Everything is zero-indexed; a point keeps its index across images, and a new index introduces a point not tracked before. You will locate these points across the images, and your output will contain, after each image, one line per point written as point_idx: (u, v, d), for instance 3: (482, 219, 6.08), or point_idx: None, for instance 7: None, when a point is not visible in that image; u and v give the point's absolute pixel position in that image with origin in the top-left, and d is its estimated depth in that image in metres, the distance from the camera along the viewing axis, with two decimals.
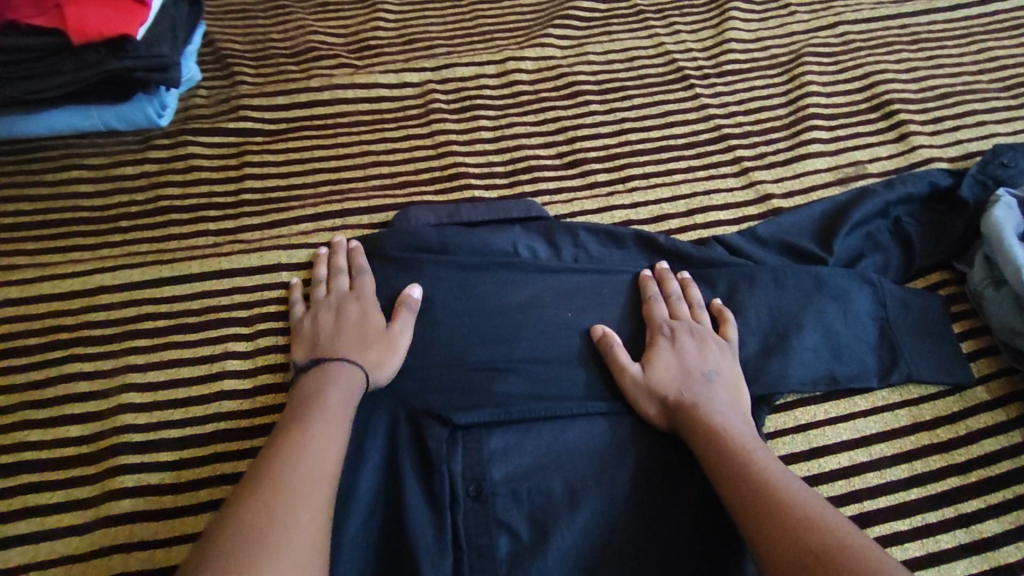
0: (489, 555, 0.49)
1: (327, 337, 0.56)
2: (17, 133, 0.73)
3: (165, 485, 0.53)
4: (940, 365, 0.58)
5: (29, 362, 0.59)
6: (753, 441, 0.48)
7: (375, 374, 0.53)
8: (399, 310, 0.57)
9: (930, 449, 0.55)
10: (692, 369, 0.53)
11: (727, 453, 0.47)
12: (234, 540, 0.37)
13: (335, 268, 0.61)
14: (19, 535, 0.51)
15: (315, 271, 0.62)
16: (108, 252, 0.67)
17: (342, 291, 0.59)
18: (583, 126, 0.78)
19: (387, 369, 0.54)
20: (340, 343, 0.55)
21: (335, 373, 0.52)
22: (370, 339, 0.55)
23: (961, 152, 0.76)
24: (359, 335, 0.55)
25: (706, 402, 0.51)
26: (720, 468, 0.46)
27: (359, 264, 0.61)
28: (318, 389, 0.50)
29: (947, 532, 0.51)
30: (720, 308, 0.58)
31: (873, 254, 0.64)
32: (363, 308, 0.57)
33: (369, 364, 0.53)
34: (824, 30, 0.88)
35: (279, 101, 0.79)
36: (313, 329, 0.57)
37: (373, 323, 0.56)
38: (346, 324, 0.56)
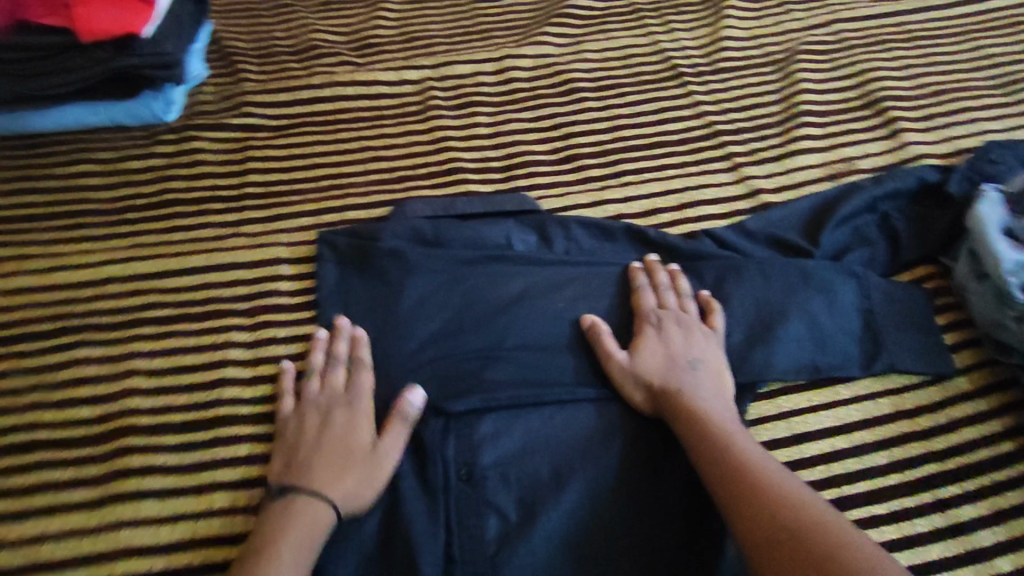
0: (479, 537, 0.50)
1: (309, 449, 0.52)
2: (29, 126, 0.76)
3: (167, 466, 0.55)
4: (922, 355, 0.60)
5: (40, 347, 0.61)
6: (735, 427, 0.50)
7: (350, 505, 0.49)
8: (390, 422, 0.53)
9: (910, 437, 0.57)
10: (678, 358, 0.55)
11: (709, 439, 0.48)
12: None
13: (333, 361, 0.57)
14: (30, 510, 0.53)
15: (313, 360, 0.58)
16: (116, 243, 0.69)
17: (335, 392, 0.55)
18: (578, 123, 0.80)
19: (365, 498, 0.50)
20: (320, 461, 0.51)
21: (308, 506, 0.48)
22: (351, 463, 0.51)
23: (952, 148, 0.77)
24: (343, 454, 0.51)
25: (690, 389, 0.52)
26: (702, 453, 0.48)
27: (359, 358, 0.57)
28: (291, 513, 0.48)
29: (924, 516, 0.53)
30: (707, 299, 0.60)
31: (860, 248, 0.66)
32: (353, 419, 0.53)
33: (345, 494, 0.49)
34: (819, 29, 0.89)
35: (282, 97, 0.81)
36: (296, 435, 0.53)
37: (360, 439, 0.52)
38: (330, 437, 0.52)
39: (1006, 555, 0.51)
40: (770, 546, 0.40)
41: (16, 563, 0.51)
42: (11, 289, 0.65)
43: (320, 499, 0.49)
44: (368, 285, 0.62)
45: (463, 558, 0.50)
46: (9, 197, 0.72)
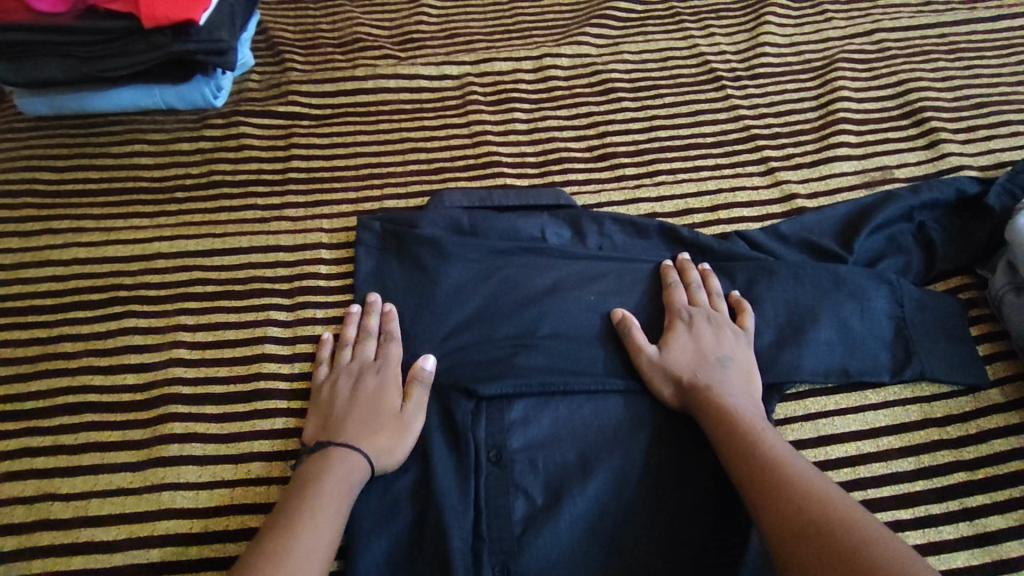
0: (506, 516, 0.52)
1: (342, 411, 0.55)
2: (88, 108, 0.79)
3: (209, 434, 0.58)
4: (955, 364, 0.59)
5: (92, 315, 0.64)
6: (763, 424, 0.50)
7: (383, 459, 0.52)
8: (413, 388, 0.56)
9: (939, 445, 0.56)
10: (707, 354, 0.56)
11: (736, 432, 0.49)
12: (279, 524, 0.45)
13: (364, 332, 0.60)
14: (78, 468, 0.56)
15: (347, 333, 0.61)
16: (165, 220, 0.72)
17: (366, 361, 0.58)
18: (614, 122, 0.81)
19: (393, 455, 0.52)
20: (353, 420, 0.54)
21: (340, 456, 0.51)
22: (380, 422, 0.53)
23: (992, 161, 0.76)
24: (372, 415, 0.54)
25: (718, 385, 0.53)
26: (729, 447, 0.48)
27: (390, 333, 0.60)
28: (325, 464, 0.50)
29: (950, 524, 0.53)
30: (738, 299, 0.60)
31: (894, 254, 0.66)
32: (381, 384, 0.56)
33: (377, 450, 0.52)
34: (859, 38, 0.89)
35: (327, 87, 0.83)
36: (329, 399, 0.56)
37: (388, 403, 0.55)
38: (361, 401, 0.55)
39: None
40: (796, 540, 0.40)
41: (65, 517, 0.54)
42: (66, 260, 0.68)
43: (351, 450, 0.51)
44: (405, 272, 0.64)
45: (491, 536, 0.51)
46: (66, 173, 0.76)
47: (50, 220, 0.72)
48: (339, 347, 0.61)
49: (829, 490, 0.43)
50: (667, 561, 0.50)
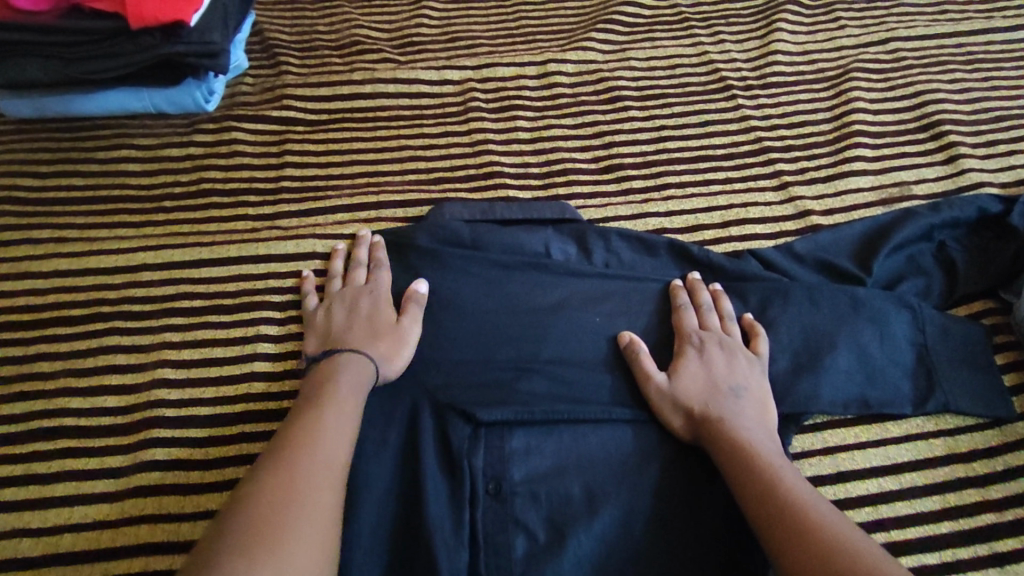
0: (506, 554, 0.49)
1: (337, 328, 0.57)
2: (74, 110, 0.75)
3: (192, 462, 0.55)
4: (979, 396, 0.56)
5: (72, 331, 0.61)
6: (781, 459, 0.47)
7: (384, 360, 0.53)
8: (407, 304, 0.58)
9: (964, 483, 0.53)
10: (720, 382, 0.53)
11: (753, 469, 0.46)
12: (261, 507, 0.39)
13: (354, 261, 0.63)
14: (54, 497, 0.53)
15: (335, 264, 0.63)
16: (151, 232, 0.68)
17: (358, 284, 0.61)
18: (620, 132, 0.78)
19: (394, 358, 0.54)
20: (350, 332, 0.56)
21: (343, 358, 0.53)
22: (377, 331, 0.55)
23: (1012, 177, 0.73)
24: (368, 326, 0.56)
25: (732, 417, 0.50)
26: (744, 483, 0.46)
27: (379, 259, 0.62)
28: (329, 368, 0.52)
29: (978, 569, 0.50)
30: (750, 323, 0.57)
31: (914, 277, 0.63)
32: (375, 300, 0.58)
33: (378, 353, 0.54)
34: (874, 46, 0.86)
35: (322, 92, 0.80)
36: (323, 320, 0.58)
37: (383, 316, 0.57)
38: (356, 317, 0.57)
39: None
40: None
41: (38, 551, 0.51)
42: (46, 272, 0.65)
43: (353, 352, 0.53)
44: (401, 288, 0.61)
45: (490, 575, 0.48)
46: (49, 179, 0.72)
47: (32, 229, 0.68)
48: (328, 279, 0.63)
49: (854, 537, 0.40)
50: None
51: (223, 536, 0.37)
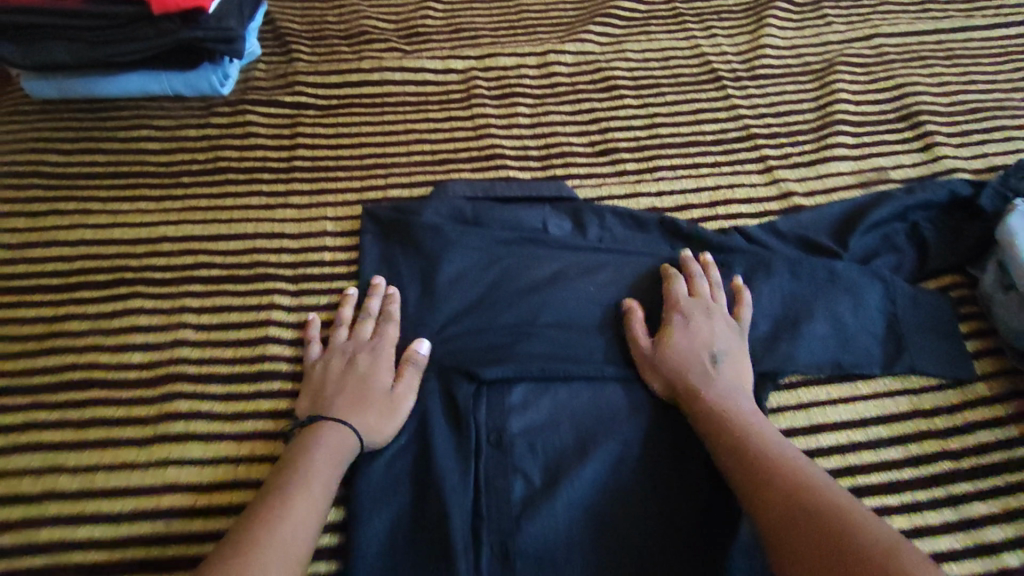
0: (506, 496, 0.53)
1: (333, 388, 0.56)
2: (96, 92, 0.79)
3: (214, 412, 0.57)
4: (943, 359, 0.61)
5: (97, 294, 0.64)
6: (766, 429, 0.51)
7: (372, 436, 0.53)
8: (404, 369, 0.57)
9: (926, 434, 0.58)
10: (703, 351, 0.56)
11: (739, 441, 0.49)
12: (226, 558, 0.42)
13: (364, 311, 0.62)
14: (87, 441, 0.56)
15: (343, 313, 0.62)
16: (171, 205, 0.72)
17: (362, 340, 0.60)
18: (615, 118, 0.82)
19: (382, 433, 0.54)
20: (342, 398, 0.55)
21: (330, 430, 0.52)
22: (371, 401, 0.55)
23: (985, 165, 0.77)
24: (361, 393, 0.55)
25: (714, 385, 0.54)
26: (730, 453, 0.49)
27: (389, 313, 0.61)
28: (315, 442, 0.52)
29: (935, 510, 0.54)
30: (738, 286, 0.61)
31: (887, 253, 0.67)
32: (374, 363, 0.57)
33: (367, 427, 0.53)
34: (859, 42, 0.90)
35: (332, 79, 0.84)
36: (321, 377, 0.57)
37: (379, 382, 0.56)
38: (352, 380, 0.56)
39: (1014, 551, 0.52)
40: (795, 549, 0.40)
41: (77, 485, 0.53)
42: (72, 241, 0.69)
43: (341, 426, 0.53)
44: (409, 261, 0.65)
45: (491, 515, 0.52)
46: (74, 155, 0.76)
47: (58, 201, 0.72)
48: (334, 327, 0.62)
49: (838, 498, 0.43)
50: (660, 539, 0.51)
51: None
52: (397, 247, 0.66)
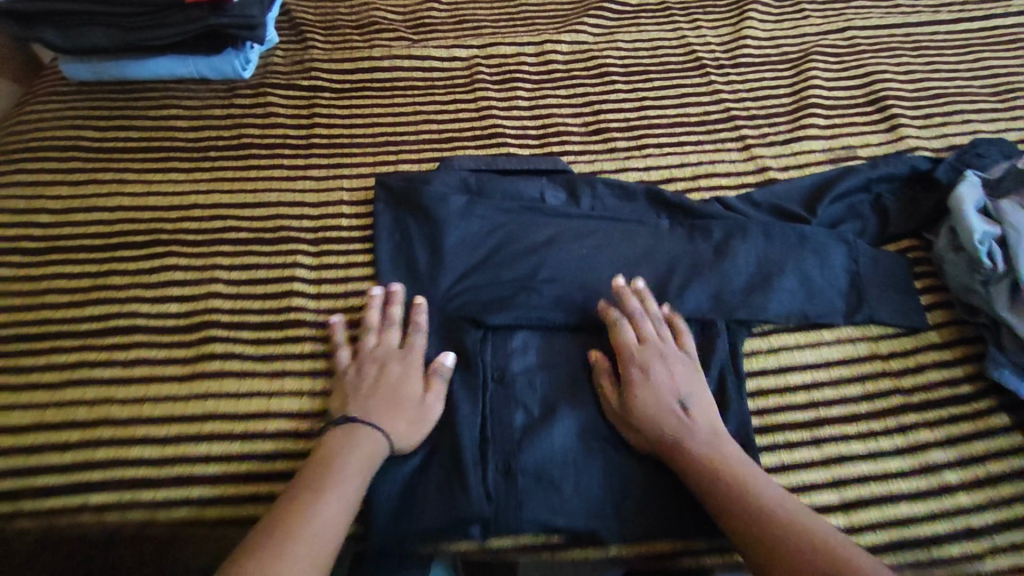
0: (508, 424, 0.61)
1: (367, 392, 0.59)
2: (128, 75, 0.86)
3: (246, 354, 0.64)
4: (899, 310, 0.68)
5: (137, 253, 0.71)
6: (739, 459, 0.54)
7: (403, 440, 0.57)
8: (434, 380, 0.61)
9: (881, 374, 0.65)
10: (670, 396, 0.58)
11: (721, 480, 0.53)
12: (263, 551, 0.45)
13: (390, 319, 0.64)
14: (135, 377, 0.62)
15: (369, 319, 0.64)
16: (200, 176, 0.78)
17: (391, 348, 0.63)
18: (608, 101, 0.89)
19: (412, 439, 0.57)
20: (377, 402, 0.58)
21: (364, 433, 0.55)
22: (404, 408, 0.58)
23: (944, 144, 0.83)
24: (395, 399, 0.58)
25: (683, 433, 0.56)
26: (711, 494, 0.52)
27: (417, 322, 0.64)
28: (346, 445, 0.54)
29: (888, 437, 0.61)
30: (672, 319, 0.64)
31: (852, 219, 0.74)
32: (405, 372, 0.61)
33: (398, 432, 0.57)
34: (833, 34, 0.97)
35: (346, 66, 0.91)
36: (354, 379, 0.60)
37: (410, 391, 0.60)
38: (384, 386, 0.59)
39: (956, 470, 0.59)
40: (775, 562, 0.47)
41: (126, 414, 0.60)
42: (111, 206, 0.75)
43: (376, 429, 0.56)
44: (418, 223, 0.71)
45: (497, 441, 0.60)
46: (108, 131, 0.82)
47: (96, 171, 0.78)
48: (360, 333, 0.65)
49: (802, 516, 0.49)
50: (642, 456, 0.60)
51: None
52: (406, 211, 0.72)
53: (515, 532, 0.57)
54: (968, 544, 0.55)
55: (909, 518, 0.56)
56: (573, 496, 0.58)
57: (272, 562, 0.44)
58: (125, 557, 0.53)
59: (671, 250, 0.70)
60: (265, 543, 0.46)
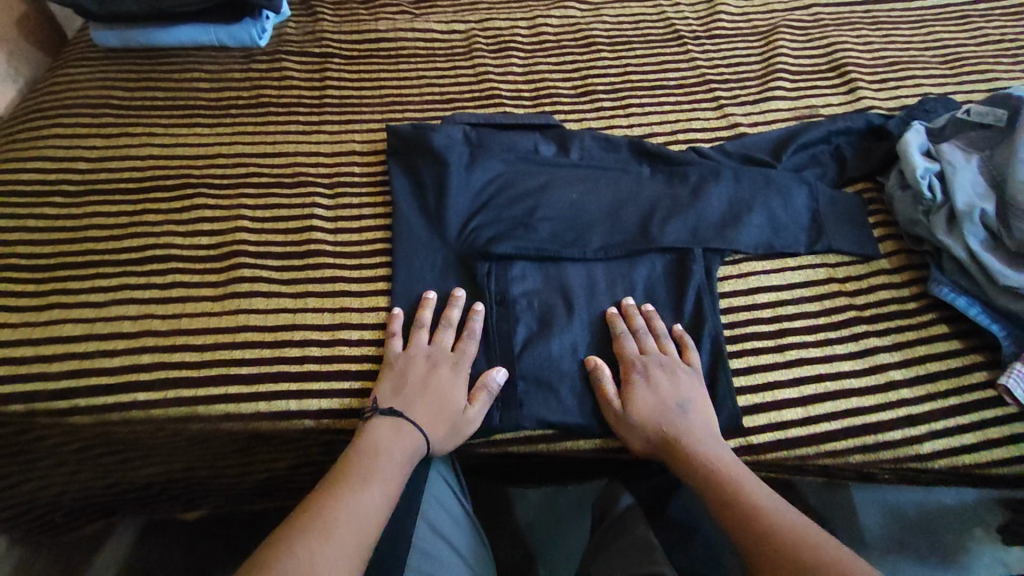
0: (511, 339, 0.68)
1: (415, 389, 0.62)
2: (154, 42, 0.94)
3: (271, 278, 0.71)
4: (855, 241, 0.76)
5: (170, 194, 0.78)
6: (733, 460, 0.59)
7: (440, 445, 0.60)
8: (479, 395, 0.63)
9: (838, 293, 0.73)
10: (669, 402, 0.62)
11: (717, 475, 0.56)
12: (309, 532, 0.48)
13: (447, 322, 0.67)
14: (173, 297, 0.69)
15: (425, 316, 0.68)
16: (223, 130, 0.86)
17: (444, 350, 0.66)
18: (594, 68, 0.97)
19: (446, 446, 0.61)
20: (422, 403, 0.61)
21: (409, 433, 0.58)
22: (446, 415, 0.61)
23: (898, 104, 0.92)
24: (440, 404, 0.61)
25: (684, 435, 0.60)
26: (704, 484, 0.57)
27: (471, 329, 0.67)
28: (391, 443, 0.58)
29: (842, 344, 0.69)
30: (681, 334, 0.68)
31: (813, 167, 0.83)
32: (453, 379, 0.64)
33: (436, 437, 0.60)
34: (799, 10, 1.07)
35: (354, 37, 0.99)
36: (404, 373, 0.64)
37: (457, 398, 0.62)
38: (432, 388, 0.62)
39: (900, 369, 0.68)
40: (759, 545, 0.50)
41: (167, 327, 0.67)
42: (143, 155, 0.82)
43: (417, 430, 0.59)
44: (425, 170, 0.78)
45: (500, 353, 0.67)
46: (136, 91, 0.90)
47: (127, 126, 0.86)
48: (415, 325, 0.67)
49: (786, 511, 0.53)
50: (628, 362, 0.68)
51: (274, 556, 0.46)
52: (413, 161, 0.79)
53: (517, 428, 0.64)
54: (910, 429, 0.64)
55: (859, 409, 0.65)
56: (570, 396, 0.65)
57: (317, 546, 0.47)
58: (207, 442, 0.66)
59: (654, 191, 0.78)
60: (312, 524, 0.49)
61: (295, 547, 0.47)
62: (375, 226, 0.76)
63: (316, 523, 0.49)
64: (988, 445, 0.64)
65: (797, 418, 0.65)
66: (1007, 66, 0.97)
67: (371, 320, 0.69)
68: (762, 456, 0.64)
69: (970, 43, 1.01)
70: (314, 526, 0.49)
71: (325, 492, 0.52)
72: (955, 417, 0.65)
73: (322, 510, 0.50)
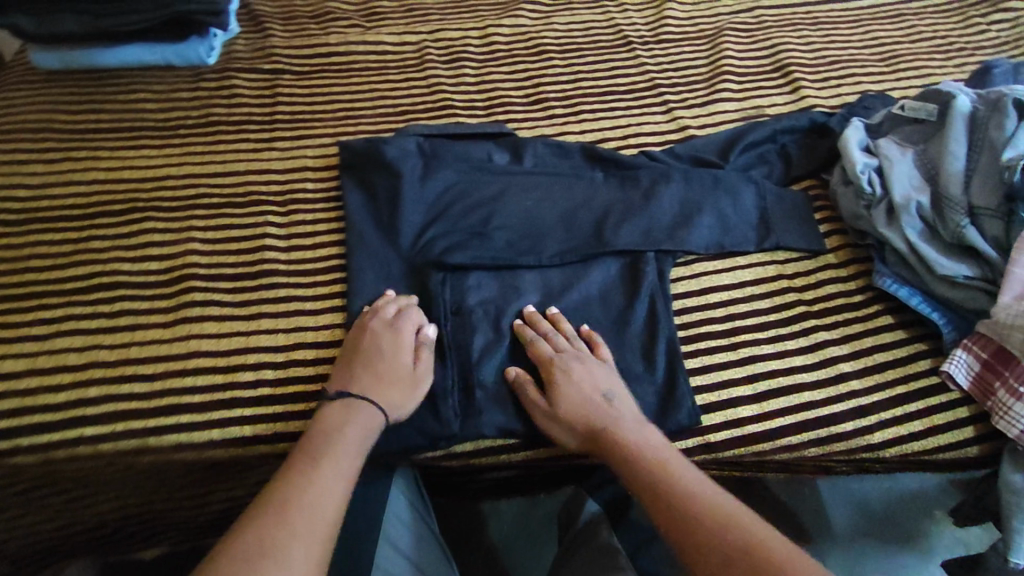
0: (469, 349, 0.68)
1: (361, 367, 0.63)
2: (98, 64, 0.92)
3: (223, 301, 0.70)
4: (802, 237, 0.78)
5: (116, 220, 0.76)
6: (662, 448, 0.59)
7: (396, 410, 0.61)
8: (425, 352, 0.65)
9: (788, 290, 0.75)
10: (593, 394, 0.62)
11: (650, 467, 0.57)
12: (275, 511, 0.50)
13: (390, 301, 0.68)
14: (121, 325, 0.68)
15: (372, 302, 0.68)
16: (171, 151, 0.84)
17: (385, 322, 0.66)
18: (546, 75, 0.98)
19: (404, 410, 0.62)
20: (370, 376, 0.62)
21: (359, 405, 0.60)
22: (396, 381, 0.62)
23: (839, 102, 0.95)
24: (387, 371, 0.62)
25: (612, 426, 0.60)
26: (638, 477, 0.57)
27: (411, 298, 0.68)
28: (345, 419, 0.59)
29: (793, 339, 0.71)
30: (591, 334, 0.68)
31: (760, 166, 0.85)
32: (396, 344, 0.64)
33: (390, 404, 0.61)
34: (743, 13, 1.09)
35: (304, 52, 0.98)
36: (353, 357, 0.64)
37: (403, 361, 0.63)
38: (376, 361, 0.63)
39: (849, 361, 0.70)
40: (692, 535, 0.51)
41: (115, 357, 0.65)
42: (88, 180, 0.80)
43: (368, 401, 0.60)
44: (378, 184, 0.77)
45: (458, 364, 0.67)
46: (79, 115, 0.88)
47: (71, 150, 0.84)
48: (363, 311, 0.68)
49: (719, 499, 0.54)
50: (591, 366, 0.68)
51: (244, 537, 0.48)
52: (366, 174, 0.79)
53: (477, 438, 0.64)
54: (860, 420, 0.66)
55: (811, 402, 0.67)
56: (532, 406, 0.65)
57: (284, 524, 0.49)
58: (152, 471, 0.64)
59: (607, 196, 0.79)
60: (277, 506, 0.51)
61: (265, 527, 0.49)
62: (328, 241, 0.76)
63: (282, 504, 0.51)
64: (935, 430, 0.66)
65: (753, 415, 0.66)
66: (941, 61, 1.01)
67: (325, 338, 0.68)
68: (719, 454, 0.66)
69: (906, 41, 1.04)
70: (279, 507, 0.50)
71: (289, 473, 0.54)
72: (903, 405, 0.67)
73: (287, 489, 0.52)
